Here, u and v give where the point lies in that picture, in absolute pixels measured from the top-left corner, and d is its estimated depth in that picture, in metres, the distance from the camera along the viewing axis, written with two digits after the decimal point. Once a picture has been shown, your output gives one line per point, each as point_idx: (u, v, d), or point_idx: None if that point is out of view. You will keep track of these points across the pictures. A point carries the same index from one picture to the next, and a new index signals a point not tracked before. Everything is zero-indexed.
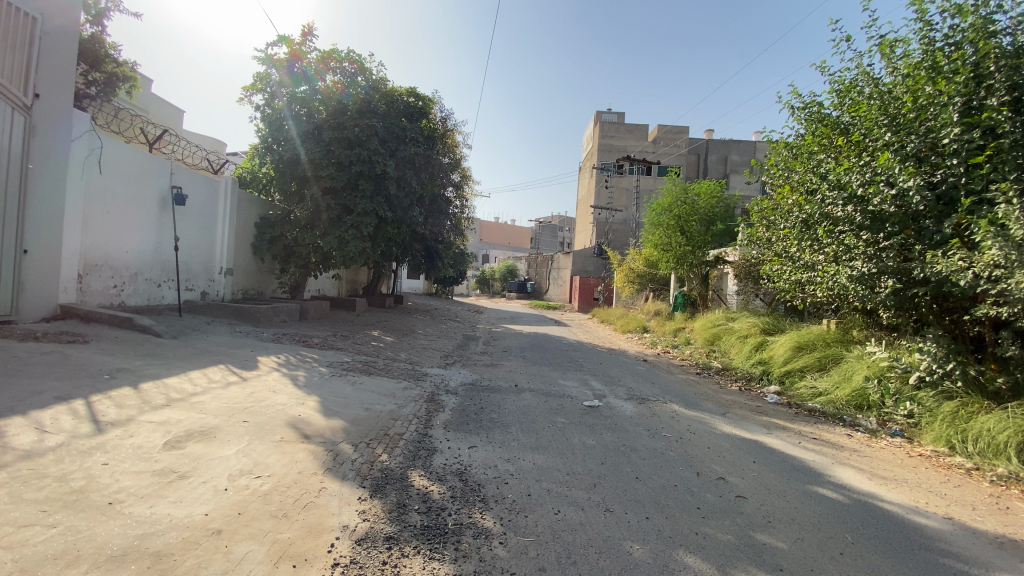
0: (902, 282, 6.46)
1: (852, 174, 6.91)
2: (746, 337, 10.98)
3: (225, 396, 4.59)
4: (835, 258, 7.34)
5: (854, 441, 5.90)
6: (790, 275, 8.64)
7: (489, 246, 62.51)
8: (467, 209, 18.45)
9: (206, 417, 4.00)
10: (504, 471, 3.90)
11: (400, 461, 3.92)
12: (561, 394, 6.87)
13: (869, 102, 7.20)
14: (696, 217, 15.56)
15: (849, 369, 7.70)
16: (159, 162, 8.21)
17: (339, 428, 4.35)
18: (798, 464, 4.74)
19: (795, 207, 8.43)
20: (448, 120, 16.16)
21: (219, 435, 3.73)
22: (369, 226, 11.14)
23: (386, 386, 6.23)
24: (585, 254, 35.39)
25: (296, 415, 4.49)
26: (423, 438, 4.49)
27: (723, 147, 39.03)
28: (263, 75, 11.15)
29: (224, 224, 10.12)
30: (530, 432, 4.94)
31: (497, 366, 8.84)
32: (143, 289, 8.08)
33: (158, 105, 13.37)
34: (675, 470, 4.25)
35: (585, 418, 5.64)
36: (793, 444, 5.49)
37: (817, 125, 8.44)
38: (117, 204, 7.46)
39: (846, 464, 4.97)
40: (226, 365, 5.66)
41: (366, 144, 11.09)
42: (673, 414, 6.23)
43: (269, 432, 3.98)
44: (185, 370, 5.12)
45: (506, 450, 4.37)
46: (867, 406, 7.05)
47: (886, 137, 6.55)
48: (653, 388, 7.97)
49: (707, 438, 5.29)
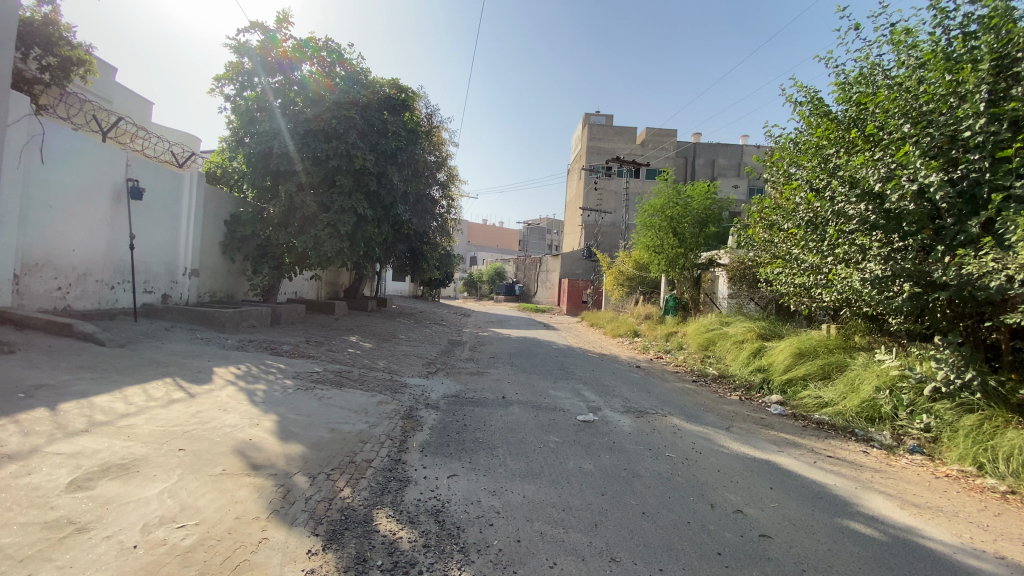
0: (921, 286, 6.00)
1: (866, 168, 6.36)
2: (742, 343, 10.54)
3: (163, 418, 3.92)
4: (847, 259, 6.88)
5: (872, 460, 5.41)
6: (795, 278, 8.18)
7: (475, 248, 61.87)
8: (453, 209, 17.80)
9: (131, 446, 3.34)
10: (489, 508, 3.31)
11: (367, 497, 3.31)
12: (552, 407, 6.29)
13: (881, 93, 6.70)
14: (689, 218, 15.04)
15: (856, 379, 7.27)
16: (115, 152, 7.50)
17: (296, 456, 3.73)
18: (822, 492, 4.22)
19: (802, 205, 7.97)
20: (433, 116, 15.54)
21: (143, 470, 3.08)
22: (346, 224, 10.51)
23: (359, 400, 5.59)
24: (573, 256, 34.94)
25: (245, 439, 3.84)
26: (396, 466, 3.89)
27: (710, 151, 38.90)
28: (235, 63, 10.44)
29: (189, 222, 9.38)
30: (519, 454, 4.36)
31: (482, 375, 8.22)
32: (94, 291, 7.33)
33: (122, 95, 12.57)
34: (687, 502, 3.68)
35: (581, 436, 5.08)
36: (809, 464, 5.00)
37: (822, 119, 7.96)
38: (62, 198, 6.72)
39: (872, 489, 4.48)
40: (173, 379, 4.96)
41: (344, 137, 10.43)
42: (675, 430, 5.68)
43: (208, 463, 3.34)
44: (122, 386, 4.43)
45: (493, 479, 3.78)
46: (878, 418, 6.59)
47: (904, 128, 6.01)
48: (650, 398, 7.43)
49: (715, 460, 4.75)
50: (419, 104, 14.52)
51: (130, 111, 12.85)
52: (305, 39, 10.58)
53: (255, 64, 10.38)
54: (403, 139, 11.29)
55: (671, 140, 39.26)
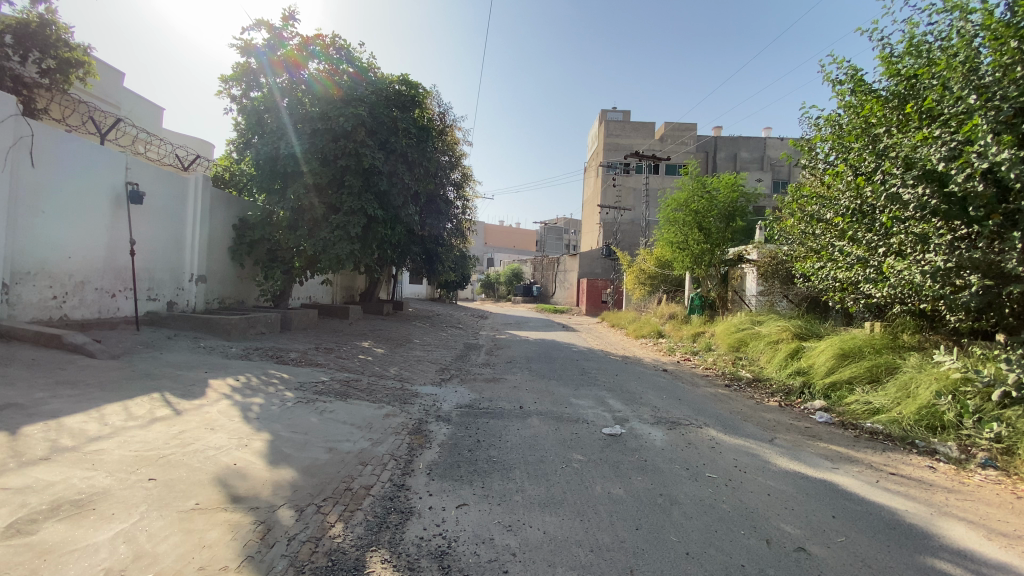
0: (991, 278, 5.29)
1: (925, 147, 5.57)
2: (776, 343, 9.85)
3: (138, 441, 3.52)
4: (903, 250, 6.18)
5: (940, 477, 4.71)
6: (838, 272, 7.48)
7: (493, 249, 61.60)
8: (468, 210, 17.37)
9: (92, 478, 2.94)
10: (503, 549, 2.80)
11: (362, 536, 2.84)
12: (575, 418, 5.75)
13: (939, 65, 5.92)
14: (715, 212, 14.21)
15: (910, 383, 6.59)
16: (113, 155, 7.23)
17: (284, 484, 3.28)
18: (895, 521, 3.59)
19: (849, 191, 7.24)
20: (445, 114, 15.12)
21: (100, 507, 2.67)
22: (356, 226, 10.18)
23: (364, 413, 5.12)
24: (591, 255, 34.31)
25: (229, 464, 3.40)
26: (398, 494, 3.41)
27: (732, 144, 37.89)
28: (240, 64, 10.19)
29: (195, 226, 9.08)
30: (538, 477, 3.84)
31: (499, 382, 7.69)
32: (93, 300, 7.05)
33: (130, 100, 12.42)
34: (736, 538, 3.11)
35: (608, 454, 4.53)
36: (871, 484, 4.36)
37: (867, 98, 7.21)
38: (53, 203, 6.42)
39: (949, 514, 3.84)
40: (161, 394, 4.57)
41: (352, 136, 10.07)
42: (713, 444, 5.10)
43: (179, 496, 2.90)
44: (100, 404, 4.05)
45: (509, 510, 3.27)
46: (940, 427, 5.87)
47: (967, 100, 5.21)
48: (682, 407, 6.82)
49: (762, 481, 4.14)
50: (430, 102, 14.13)
51: (139, 117, 12.75)
52: (315, 44, 10.22)
53: (258, 66, 10.16)
54: (412, 136, 10.91)
55: (691, 134, 38.26)
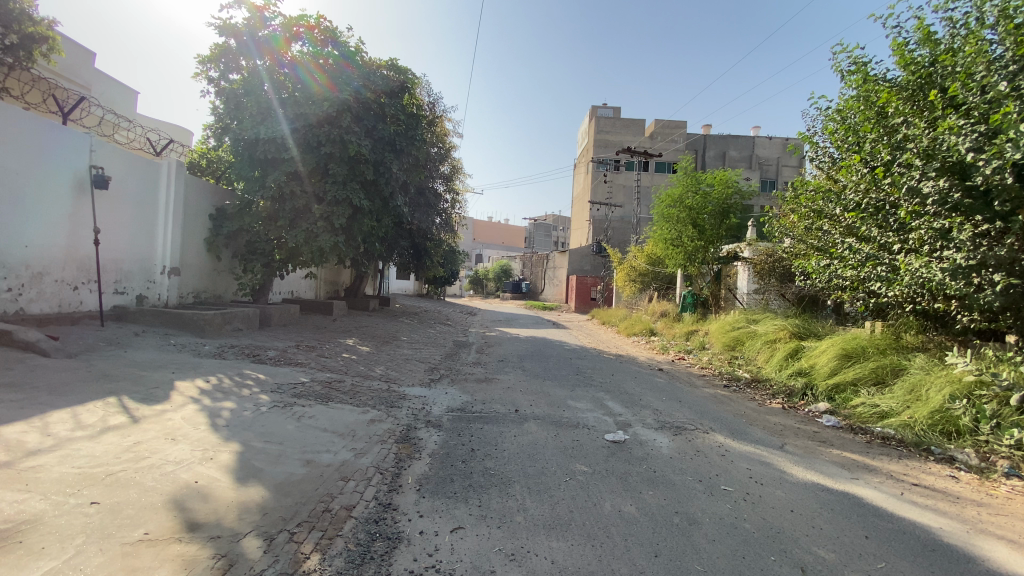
0: (1016, 277, 4.99)
1: (948, 136, 5.20)
2: (774, 342, 9.57)
3: (85, 456, 3.06)
4: (922, 247, 5.88)
5: (965, 488, 4.42)
6: (847, 270, 7.19)
7: (482, 244, 61.11)
8: (457, 204, 16.89)
9: (22, 503, 2.48)
10: None
11: (341, 571, 2.42)
12: (574, 422, 5.37)
13: (964, 50, 5.56)
14: (709, 209, 13.94)
15: (920, 385, 6.34)
16: (75, 136, 6.67)
17: (254, 506, 2.85)
18: (932, 542, 3.27)
19: (861, 184, 6.92)
20: (435, 104, 14.65)
21: (27, 540, 2.22)
22: (341, 217, 9.69)
23: (346, 419, 4.68)
24: (581, 252, 34.02)
25: (189, 483, 2.96)
26: (384, 516, 3.00)
27: (721, 143, 37.94)
28: (219, 44, 9.59)
29: (167, 216, 8.53)
30: (540, 494, 3.46)
31: (491, 383, 7.28)
32: (53, 293, 6.51)
33: (101, 82, 11.69)
34: (768, 566, 2.76)
35: (612, 464, 4.18)
36: (896, 497, 4.05)
37: (883, 87, 6.87)
38: (7, 187, 5.86)
39: (987, 532, 3.53)
40: (119, 399, 4.10)
41: (338, 122, 9.55)
42: (723, 452, 4.76)
43: (126, 524, 2.46)
44: (45, 411, 3.57)
45: (512, 535, 2.88)
46: (955, 433, 5.60)
47: (998, 86, 4.83)
48: (684, 410, 6.50)
49: (781, 494, 3.82)
50: (420, 90, 13.62)
51: (111, 100, 12.05)
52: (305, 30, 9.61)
53: (239, 48, 9.56)
54: (400, 124, 10.41)
55: (681, 131, 38.13)
